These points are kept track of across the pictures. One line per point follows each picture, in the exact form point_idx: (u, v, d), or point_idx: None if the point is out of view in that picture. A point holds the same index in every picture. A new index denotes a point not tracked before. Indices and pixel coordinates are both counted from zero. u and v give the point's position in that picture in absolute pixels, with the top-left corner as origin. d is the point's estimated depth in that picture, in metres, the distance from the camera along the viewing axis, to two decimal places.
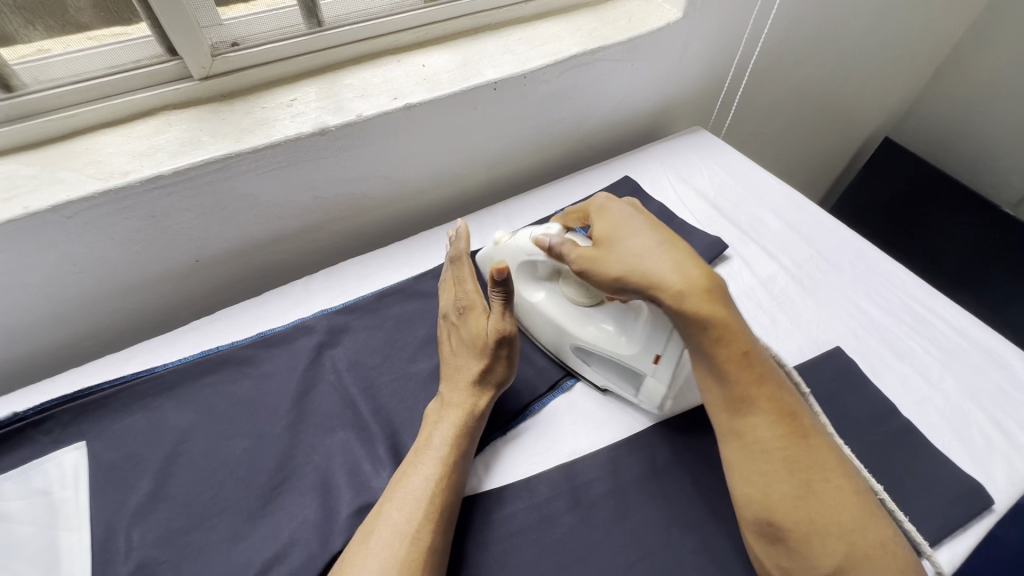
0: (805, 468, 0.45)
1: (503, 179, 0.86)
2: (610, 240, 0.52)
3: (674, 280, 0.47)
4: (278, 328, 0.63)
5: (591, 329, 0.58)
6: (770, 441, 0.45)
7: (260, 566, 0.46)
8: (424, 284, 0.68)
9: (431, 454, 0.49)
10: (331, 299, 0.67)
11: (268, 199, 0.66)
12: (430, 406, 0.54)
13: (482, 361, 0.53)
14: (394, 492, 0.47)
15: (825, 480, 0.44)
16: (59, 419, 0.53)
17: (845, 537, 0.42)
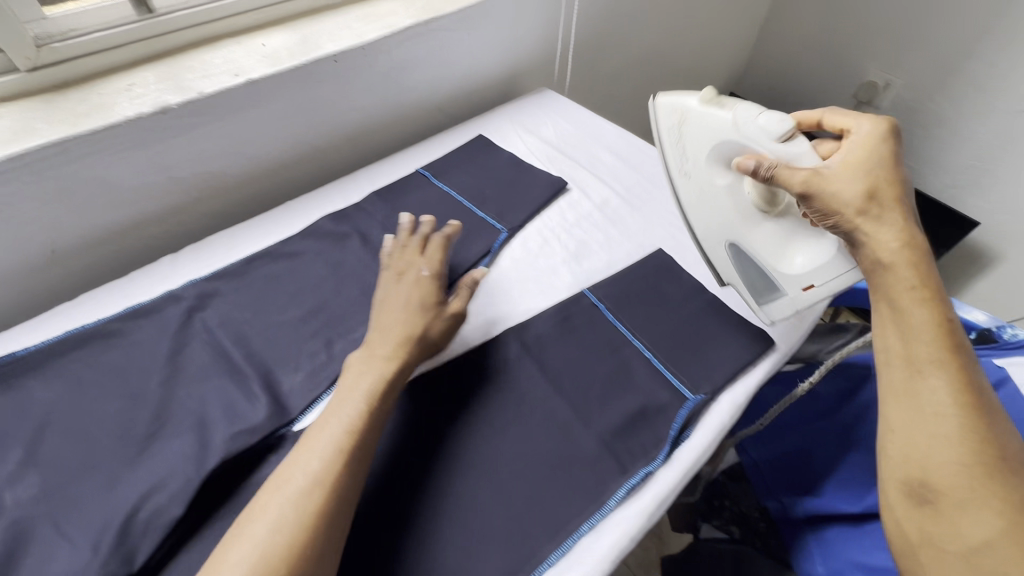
0: (964, 393, 0.45)
1: (366, 150, 0.92)
2: (853, 158, 0.55)
3: (889, 238, 0.52)
4: (146, 301, 0.65)
5: (744, 236, 0.66)
6: (944, 358, 0.47)
7: (139, 498, 0.49)
8: (291, 245, 0.73)
9: (355, 403, 0.50)
10: (199, 269, 0.70)
11: (120, 181, 0.68)
12: (355, 359, 0.55)
13: (431, 335, 0.59)
14: (305, 444, 0.47)
15: (971, 407, 0.45)
16: None
17: (999, 459, 0.43)
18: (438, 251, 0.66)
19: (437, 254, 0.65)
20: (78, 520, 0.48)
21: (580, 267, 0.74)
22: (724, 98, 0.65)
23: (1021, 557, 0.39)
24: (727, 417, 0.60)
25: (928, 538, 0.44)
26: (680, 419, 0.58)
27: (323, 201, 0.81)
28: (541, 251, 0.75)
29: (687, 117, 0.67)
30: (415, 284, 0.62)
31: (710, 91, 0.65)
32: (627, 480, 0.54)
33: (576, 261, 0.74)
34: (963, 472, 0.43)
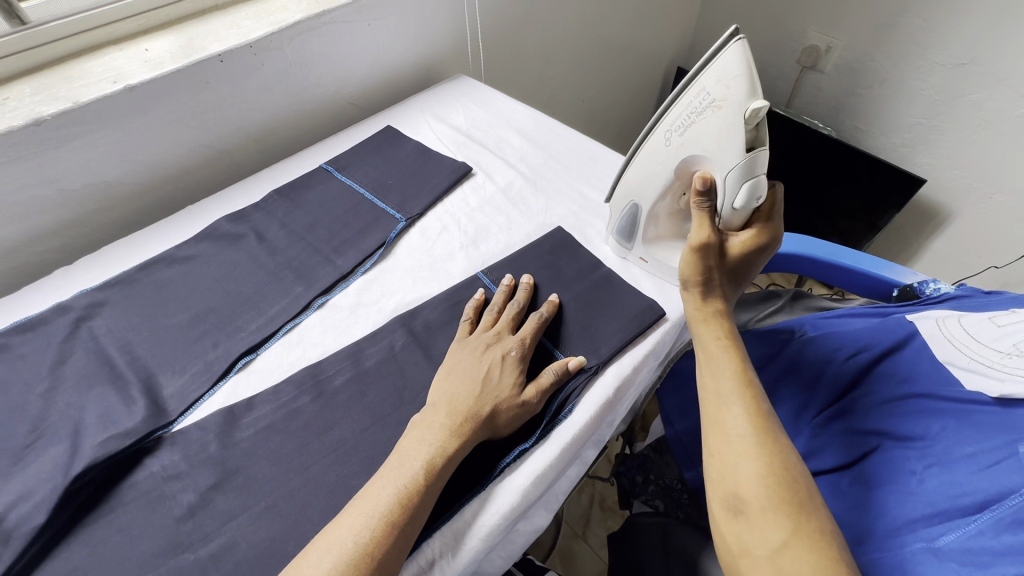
0: (760, 417, 0.49)
1: (274, 149, 0.92)
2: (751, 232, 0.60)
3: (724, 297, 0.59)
4: (34, 314, 0.65)
5: (648, 203, 0.65)
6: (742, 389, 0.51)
7: (4, 508, 0.49)
8: (186, 248, 0.72)
9: (409, 473, 0.48)
10: (92, 279, 0.70)
11: (5, 197, 0.68)
12: (405, 437, 0.52)
13: (486, 406, 0.53)
14: (322, 538, 0.44)
15: (768, 429, 0.48)
16: None
17: (789, 471, 0.46)
18: (538, 322, 0.62)
19: (529, 326, 0.61)
20: None
21: (477, 251, 0.74)
22: (764, 135, 0.56)
23: (812, 550, 0.41)
24: (608, 389, 0.60)
25: (742, 549, 0.44)
26: (557, 398, 0.58)
27: (223, 202, 0.80)
28: (439, 238, 0.75)
29: (723, 105, 0.55)
30: (492, 358, 0.57)
31: (757, 111, 0.53)
32: (501, 461, 0.54)
33: (474, 245, 0.75)
34: (762, 484, 0.45)
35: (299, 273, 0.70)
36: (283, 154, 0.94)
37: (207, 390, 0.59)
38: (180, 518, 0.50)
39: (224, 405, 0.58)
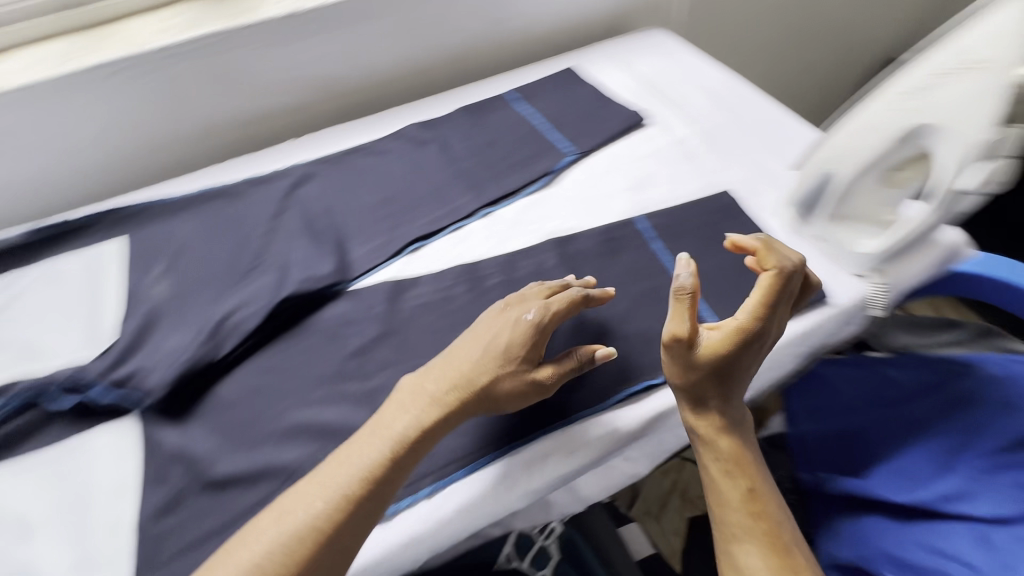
0: (747, 464, 0.52)
1: (464, 72, 0.98)
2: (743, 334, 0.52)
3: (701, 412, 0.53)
4: (264, 173, 0.79)
5: (847, 174, 0.60)
6: (741, 443, 0.53)
7: (229, 310, 0.62)
8: (381, 143, 0.82)
9: (387, 434, 0.49)
10: (307, 154, 0.82)
11: (259, 74, 0.82)
12: (398, 392, 0.52)
13: (519, 386, 0.52)
14: (329, 469, 0.47)
15: (753, 478, 0.52)
16: (105, 224, 0.73)
17: (776, 516, 0.50)
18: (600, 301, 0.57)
19: (585, 300, 0.56)
20: (190, 317, 0.63)
21: (639, 196, 0.74)
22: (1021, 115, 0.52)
23: None
24: None
25: None
26: None
27: (415, 110, 0.89)
28: (603, 177, 0.76)
29: (985, 70, 0.51)
30: (461, 350, 0.54)
31: None
32: (622, 391, 0.57)
33: (636, 190, 0.75)
34: (751, 521, 0.50)
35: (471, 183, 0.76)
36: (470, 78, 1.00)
37: (385, 261, 0.68)
38: (348, 356, 0.60)
39: (395, 277, 0.67)
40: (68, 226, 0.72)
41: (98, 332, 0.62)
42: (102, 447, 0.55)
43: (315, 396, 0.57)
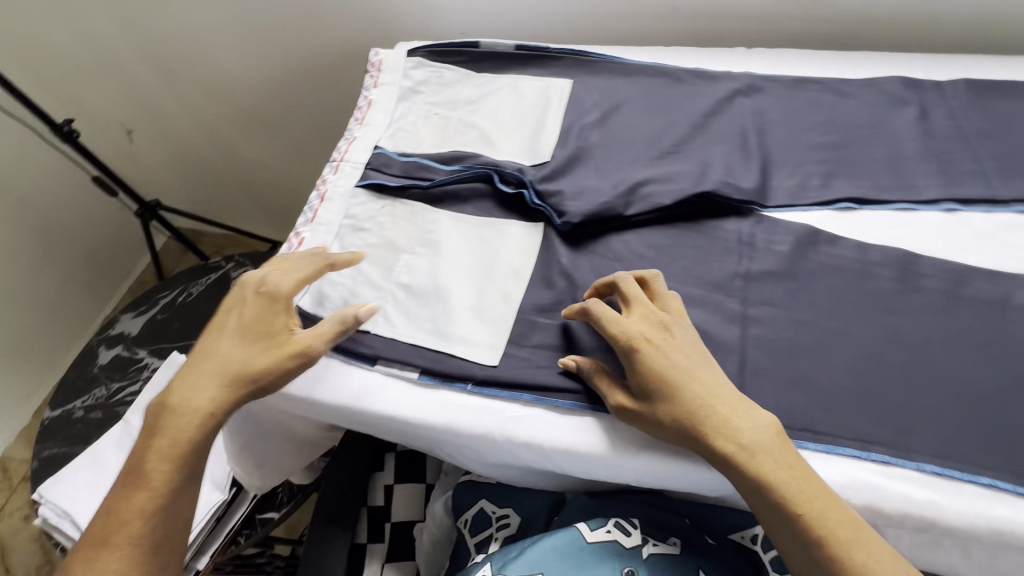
0: (805, 470, 0.46)
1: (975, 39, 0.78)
2: (630, 318, 0.53)
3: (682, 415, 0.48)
4: (711, 70, 0.77)
5: None
6: (766, 444, 0.46)
7: (646, 179, 0.65)
8: (848, 85, 0.72)
9: (201, 397, 0.52)
10: (757, 67, 0.78)
11: None
12: (236, 347, 0.54)
13: (648, 385, 0.50)
14: (183, 389, 0.52)
15: (802, 485, 0.45)
16: (565, 61, 0.80)
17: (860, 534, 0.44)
18: (681, 347, 0.51)
19: (650, 344, 0.50)
20: (609, 170, 0.67)
21: None
22: None
23: None
24: None
25: None
26: None
27: (901, 62, 0.74)
28: None
29: None
30: (288, 263, 0.60)
31: None
32: None
33: None
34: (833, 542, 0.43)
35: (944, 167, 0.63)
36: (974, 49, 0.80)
37: (806, 203, 0.63)
38: (738, 274, 0.58)
39: (814, 224, 0.61)
40: (539, 50, 0.81)
41: (536, 147, 0.71)
42: (516, 235, 0.64)
43: (694, 292, 0.58)
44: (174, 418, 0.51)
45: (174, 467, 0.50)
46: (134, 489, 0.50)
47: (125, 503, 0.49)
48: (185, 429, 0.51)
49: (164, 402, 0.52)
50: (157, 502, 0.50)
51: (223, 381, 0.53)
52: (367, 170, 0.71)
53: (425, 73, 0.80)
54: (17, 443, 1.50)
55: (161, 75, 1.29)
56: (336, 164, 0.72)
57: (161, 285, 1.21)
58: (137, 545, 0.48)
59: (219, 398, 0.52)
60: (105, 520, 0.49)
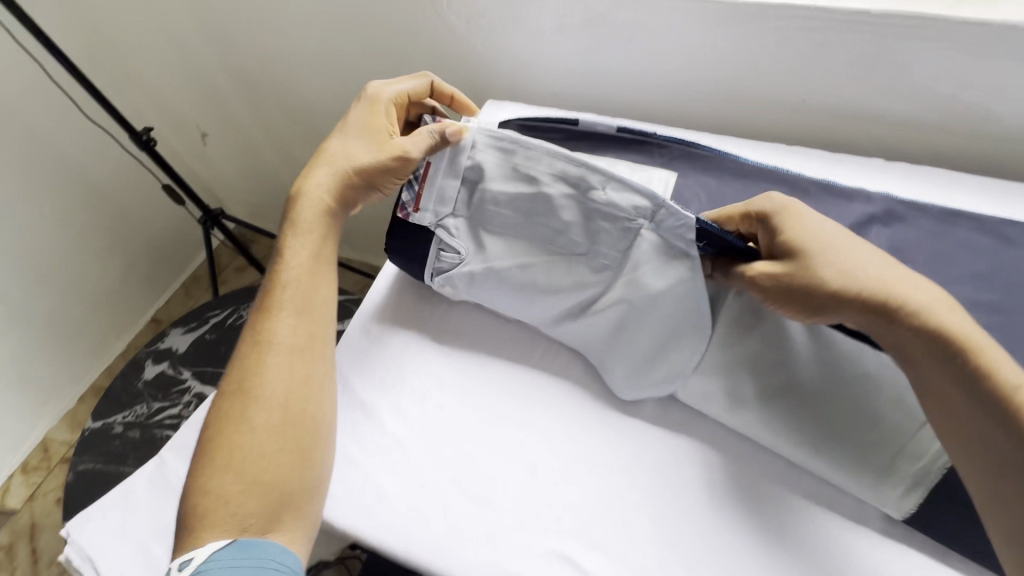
0: (935, 294, 0.51)
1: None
2: (777, 210, 0.58)
3: (869, 264, 0.53)
4: (841, 184, 0.67)
5: None
6: (901, 277, 0.52)
7: None
8: (1009, 231, 0.61)
9: (334, 196, 0.68)
10: (898, 189, 0.68)
11: (919, 74, 0.67)
12: (337, 152, 0.69)
13: (800, 252, 0.55)
14: (308, 185, 0.68)
15: (959, 322, 0.49)
16: (670, 151, 0.72)
17: (1002, 360, 0.48)
18: (826, 219, 0.57)
19: (799, 209, 0.56)
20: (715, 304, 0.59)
21: None
22: None
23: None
24: None
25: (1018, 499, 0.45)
26: None
27: None
28: None
29: None
30: (371, 104, 0.71)
31: None
32: None
33: None
34: (987, 372, 0.47)
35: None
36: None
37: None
38: None
39: None
40: (643, 134, 0.73)
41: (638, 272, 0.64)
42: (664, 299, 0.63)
43: None
44: (302, 198, 0.68)
45: (310, 261, 0.66)
46: (281, 275, 0.65)
47: (274, 290, 0.65)
48: (319, 220, 0.67)
49: (292, 194, 0.69)
50: (316, 285, 0.66)
51: (330, 191, 0.68)
52: (443, 217, 0.72)
53: (511, 132, 0.67)
54: (60, 424, 1.54)
55: (241, 89, 1.28)
56: (413, 191, 0.72)
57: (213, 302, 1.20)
58: (303, 330, 0.63)
59: (337, 192, 0.68)
60: (260, 314, 0.64)
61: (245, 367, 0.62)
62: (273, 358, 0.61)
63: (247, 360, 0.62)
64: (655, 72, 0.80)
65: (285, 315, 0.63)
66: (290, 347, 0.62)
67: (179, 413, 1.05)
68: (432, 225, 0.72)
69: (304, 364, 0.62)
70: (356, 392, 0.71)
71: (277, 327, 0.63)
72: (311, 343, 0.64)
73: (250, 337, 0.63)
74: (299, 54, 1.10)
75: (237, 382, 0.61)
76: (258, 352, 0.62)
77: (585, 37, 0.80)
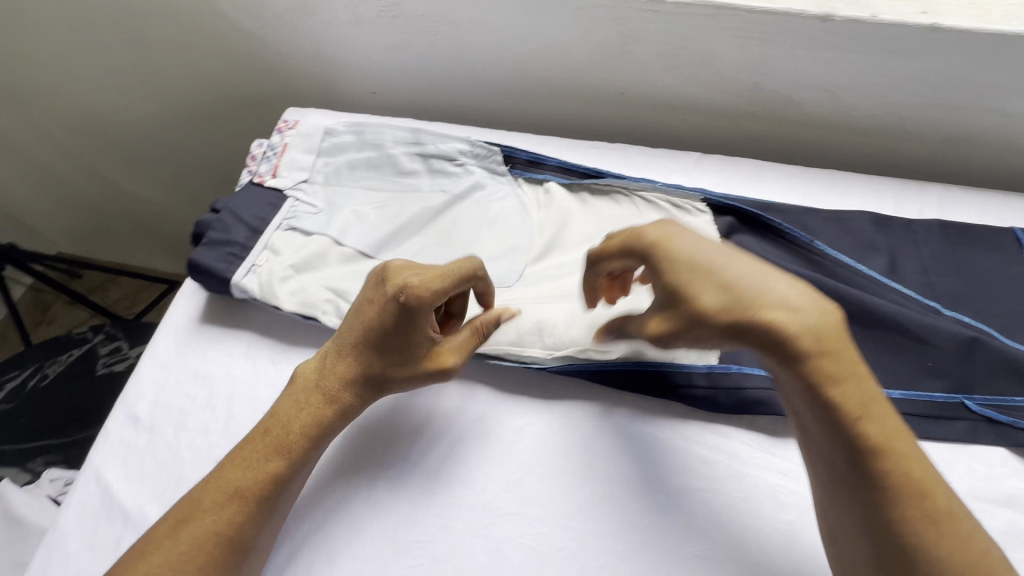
0: (862, 373, 0.39)
1: (963, 162, 0.68)
2: (676, 237, 0.44)
3: (807, 308, 0.40)
4: (661, 182, 0.65)
5: None
6: (833, 332, 0.39)
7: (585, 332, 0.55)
8: (811, 219, 0.62)
9: (354, 380, 0.49)
10: (714, 184, 0.66)
11: (721, 64, 0.65)
12: (346, 328, 0.50)
13: (676, 287, 0.43)
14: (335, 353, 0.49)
15: (884, 422, 0.38)
16: (497, 159, 0.65)
17: (915, 470, 0.38)
18: (755, 270, 0.41)
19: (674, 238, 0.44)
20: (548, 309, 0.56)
21: None
22: None
23: None
24: None
25: (905, 573, 0.37)
26: None
27: (868, 192, 0.65)
28: None
29: None
30: (376, 288, 0.49)
31: None
32: None
33: None
34: (893, 487, 0.38)
35: (935, 350, 0.53)
36: (959, 176, 0.70)
37: None
38: (675, 490, 0.48)
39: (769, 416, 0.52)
40: (463, 143, 0.65)
41: None
42: (503, 228, 0.61)
43: (627, 512, 0.47)
44: (306, 395, 0.49)
45: (291, 449, 0.46)
46: (265, 444, 0.46)
47: (264, 468, 0.45)
48: (316, 421, 0.48)
49: (297, 385, 0.50)
50: (286, 469, 0.46)
51: (347, 399, 0.49)
52: (299, 183, 0.63)
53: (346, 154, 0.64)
54: None
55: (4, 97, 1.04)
56: (272, 159, 0.64)
57: (6, 362, 0.98)
58: (258, 512, 0.44)
59: (352, 378, 0.49)
60: (232, 466, 0.46)
61: (176, 535, 0.42)
62: (209, 541, 0.42)
63: (205, 515, 0.43)
64: (472, 69, 0.73)
65: (234, 498, 0.44)
66: (222, 540, 0.42)
67: None
68: (287, 189, 0.62)
69: (222, 572, 0.42)
70: (108, 424, 0.53)
71: (235, 502, 0.44)
72: (254, 542, 0.44)
73: (223, 491, 0.44)
74: (64, 55, 0.90)
75: (162, 550, 0.42)
76: (217, 531, 0.42)
77: (387, 32, 0.71)
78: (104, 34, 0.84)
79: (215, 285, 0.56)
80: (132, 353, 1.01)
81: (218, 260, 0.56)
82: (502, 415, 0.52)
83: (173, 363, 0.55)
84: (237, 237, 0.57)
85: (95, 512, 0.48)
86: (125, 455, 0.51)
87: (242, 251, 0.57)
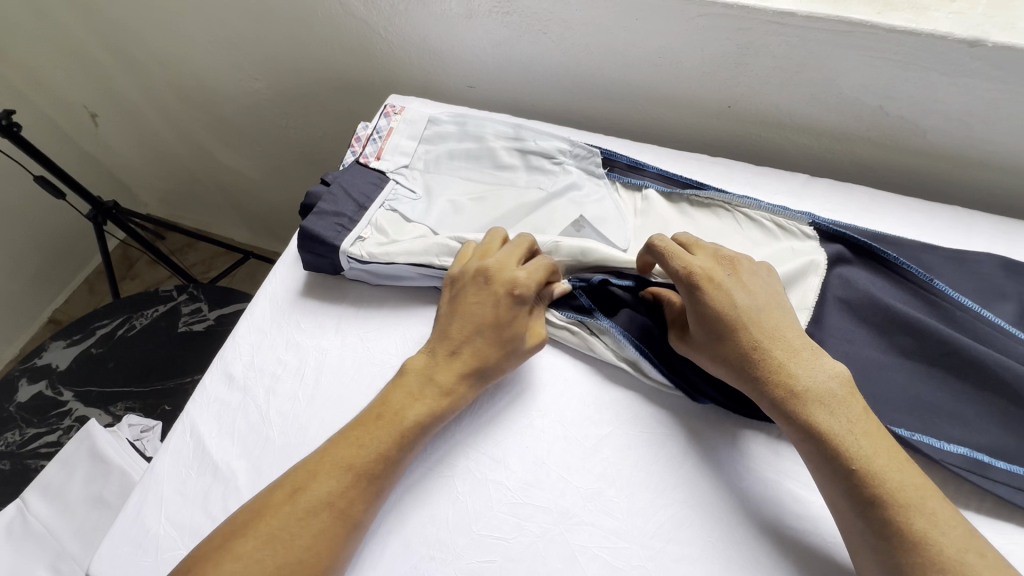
0: (868, 422, 0.41)
1: None
2: (715, 284, 0.47)
3: (802, 366, 0.43)
4: (765, 201, 0.62)
5: None
6: (828, 387, 0.42)
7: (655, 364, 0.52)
8: (931, 256, 0.57)
9: (474, 369, 0.48)
10: (823, 210, 0.63)
11: (845, 85, 0.62)
12: (452, 314, 0.50)
13: (700, 328, 0.47)
14: (450, 331, 0.49)
15: (895, 469, 0.39)
16: (595, 161, 0.64)
17: (943, 529, 0.37)
18: (759, 316, 0.46)
19: (710, 279, 0.47)
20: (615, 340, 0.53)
21: None
22: None
23: None
24: None
25: None
26: None
27: (998, 233, 0.60)
28: None
29: None
30: (510, 256, 0.51)
31: None
32: None
33: None
34: (908, 538, 0.37)
35: None
36: None
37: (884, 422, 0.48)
38: (758, 524, 0.45)
39: None
40: (563, 142, 0.65)
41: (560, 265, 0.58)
42: (597, 229, 0.60)
43: (705, 539, 0.45)
44: (409, 385, 0.48)
45: (404, 432, 0.46)
46: (381, 427, 0.46)
47: (374, 446, 0.45)
48: (432, 409, 0.47)
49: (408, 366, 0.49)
50: (399, 452, 0.45)
51: (460, 390, 0.48)
52: (400, 167, 0.64)
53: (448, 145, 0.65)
54: None
55: (127, 65, 1.11)
56: (377, 142, 0.65)
57: (99, 310, 1.05)
58: (365, 491, 0.44)
59: (470, 367, 0.48)
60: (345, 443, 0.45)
61: (291, 502, 0.42)
62: (321, 515, 0.42)
63: (321, 484, 0.42)
64: (578, 70, 0.72)
65: (348, 473, 0.43)
66: (336, 514, 0.42)
67: (58, 441, 0.93)
68: (389, 171, 0.63)
69: (332, 546, 0.41)
70: (207, 380, 0.55)
71: (349, 477, 0.43)
72: (363, 519, 0.43)
73: (340, 465, 0.43)
74: (187, 30, 0.96)
75: (277, 515, 0.41)
76: (329, 502, 0.42)
77: (498, 27, 0.71)
78: (226, 13, 0.89)
79: (316, 254, 0.58)
80: (210, 315, 1.06)
81: (325, 229, 0.58)
82: (582, 421, 0.51)
83: (270, 329, 0.58)
84: (341, 210, 0.59)
85: (188, 461, 0.51)
86: (219, 411, 0.53)
87: (347, 223, 0.59)
